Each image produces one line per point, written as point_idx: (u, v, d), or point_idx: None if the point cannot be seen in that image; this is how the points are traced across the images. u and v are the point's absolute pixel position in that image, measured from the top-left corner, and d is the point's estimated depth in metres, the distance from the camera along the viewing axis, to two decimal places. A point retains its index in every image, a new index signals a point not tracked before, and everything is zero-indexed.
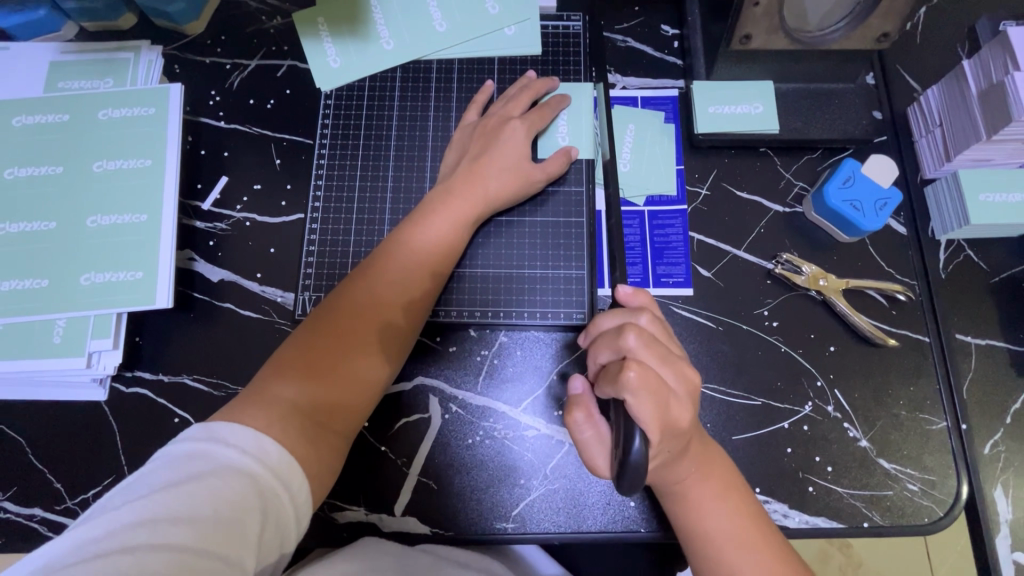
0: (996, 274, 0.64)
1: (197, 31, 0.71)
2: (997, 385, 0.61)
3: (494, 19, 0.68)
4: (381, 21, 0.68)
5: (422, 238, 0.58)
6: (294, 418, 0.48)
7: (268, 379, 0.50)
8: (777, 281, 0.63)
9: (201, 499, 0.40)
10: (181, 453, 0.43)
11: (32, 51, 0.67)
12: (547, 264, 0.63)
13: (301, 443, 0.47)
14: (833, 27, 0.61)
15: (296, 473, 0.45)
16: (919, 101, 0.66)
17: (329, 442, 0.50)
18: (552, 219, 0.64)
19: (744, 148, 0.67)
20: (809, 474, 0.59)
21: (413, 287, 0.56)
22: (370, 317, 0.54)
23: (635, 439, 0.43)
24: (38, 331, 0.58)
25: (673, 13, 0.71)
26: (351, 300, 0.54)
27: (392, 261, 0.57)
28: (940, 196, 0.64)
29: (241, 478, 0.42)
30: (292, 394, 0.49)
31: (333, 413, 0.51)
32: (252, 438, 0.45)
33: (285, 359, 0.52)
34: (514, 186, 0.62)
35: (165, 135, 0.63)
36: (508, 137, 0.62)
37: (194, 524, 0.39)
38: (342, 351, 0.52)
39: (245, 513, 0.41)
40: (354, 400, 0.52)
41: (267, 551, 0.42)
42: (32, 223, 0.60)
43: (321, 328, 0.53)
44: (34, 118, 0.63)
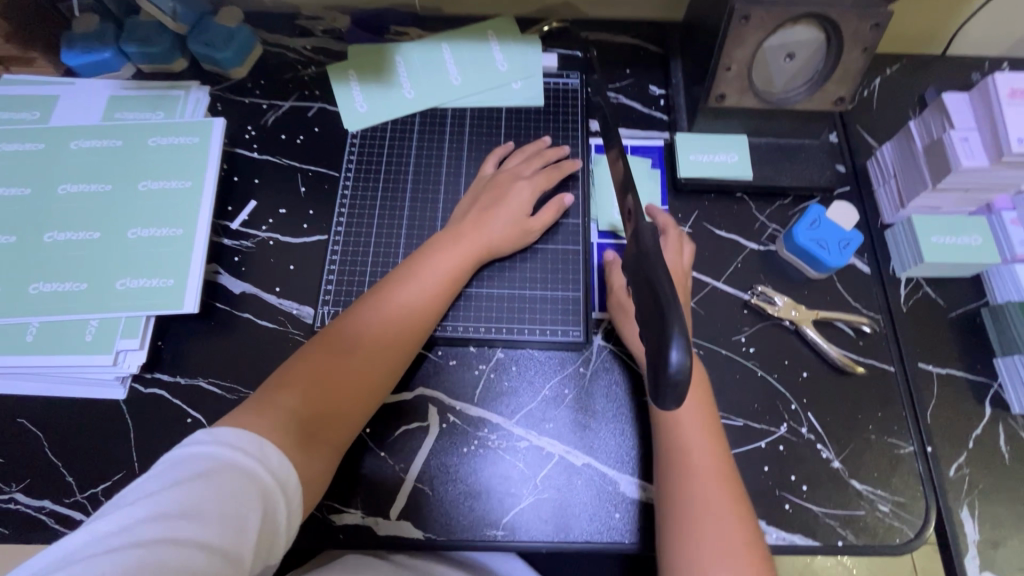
0: (953, 310, 0.70)
1: (240, 76, 0.80)
2: (959, 411, 0.66)
3: (503, 75, 0.77)
4: (404, 74, 0.77)
5: (423, 281, 0.63)
6: (291, 432, 0.51)
7: (269, 393, 0.54)
8: (753, 311, 0.69)
9: (206, 495, 0.43)
10: (186, 451, 0.46)
11: (94, 87, 0.76)
12: (547, 286, 0.69)
13: (295, 449, 0.50)
14: (796, 90, 0.70)
15: (289, 472, 0.48)
16: (876, 156, 0.75)
17: (317, 460, 0.53)
18: (553, 248, 0.71)
19: (723, 193, 0.75)
20: (785, 492, 0.62)
21: (410, 325, 0.61)
22: (368, 349, 0.58)
23: (671, 350, 0.38)
24: (72, 330, 0.63)
25: (660, 76, 0.81)
26: (357, 321, 0.59)
27: (395, 301, 0.61)
28: (899, 239, 0.71)
29: (241, 475, 0.45)
30: (292, 410, 0.53)
31: (325, 434, 0.54)
32: (250, 441, 0.47)
33: (285, 376, 0.55)
34: (512, 236, 0.68)
35: (205, 162, 0.71)
36: (514, 194, 0.69)
37: (198, 519, 0.42)
38: (338, 378, 0.56)
39: (246, 507, 0.44)
40: (344, 424, 0.56)
41: (261, 550, 0.44)
42: (78, 233, 0.67)
43: (320, 354, 0.57)
44: (91, 143, 0.71)
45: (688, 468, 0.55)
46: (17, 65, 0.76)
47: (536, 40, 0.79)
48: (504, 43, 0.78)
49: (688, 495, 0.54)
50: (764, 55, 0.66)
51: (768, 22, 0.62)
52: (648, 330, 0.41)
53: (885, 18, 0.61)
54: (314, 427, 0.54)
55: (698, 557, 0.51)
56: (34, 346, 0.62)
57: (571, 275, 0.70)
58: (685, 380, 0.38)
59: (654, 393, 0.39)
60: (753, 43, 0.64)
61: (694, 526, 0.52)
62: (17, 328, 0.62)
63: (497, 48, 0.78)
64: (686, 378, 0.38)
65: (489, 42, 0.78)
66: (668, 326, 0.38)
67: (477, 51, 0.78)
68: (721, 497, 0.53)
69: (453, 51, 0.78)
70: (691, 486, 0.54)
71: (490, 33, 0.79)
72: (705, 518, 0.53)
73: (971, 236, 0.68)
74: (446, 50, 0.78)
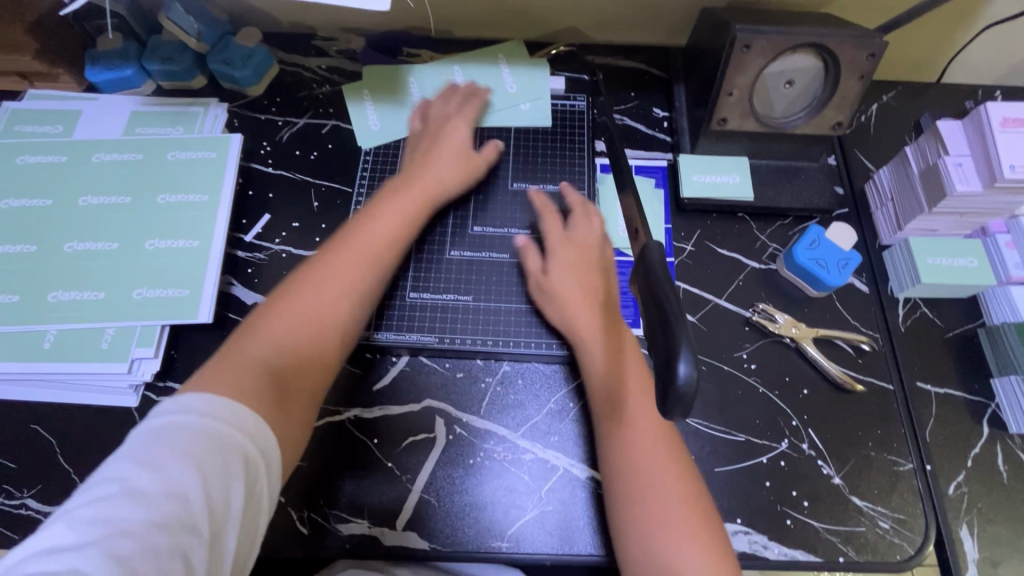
0: (950, 330, 0.71)
1: (257, 93, 0.83)
2: (957, 430, 0.67)
3: (512, 97, 0.80)
4: (418, 94, 0.80)
5: (376, 221, 0.64)
6: (265, 383, 0.50)
7: (234, 351, 0.52)
8: (755, 328, 0.71)
9: (188, 473, 0.41)
10: (163, 424, 0.44)
11: (116, 103, 0.78)
12: (506, 242, 0.72)
13: (270, 401, 0.49)
14: (795, 115, 0.72)
15: (271, 441, 0.47)
16: (873, 179, 0.77)
17: (299, 404, 0.52)
18: (503, 201, 0.75)
19: (725, 213, 0.77)
20: (786, 507, 0.63)
21: (372, 261, 0.61)
22: (332, 291, 0.58)
23: (677, 365, 0.38)
24: (88, 338, 0.64)
25: (663, 99, 0.84)
26: (316, 268, 0.59)
27: (355, 244, 0.61)
28: (896, 259, 0.73)
29: (225, 449, 0.44)
30: (261, 361, 0.52)
31: (303, 376, 0.54)
32: (223, 407, 0.46)
33: (252, 330, 0.54)
34: (462, 171, 0.71)
35: (223, 177, 0.73)
36: (452, 134, 0.73)
37: (184, 499, 0.41)
38: (307, 322, 0.55)
39: (230, 481, 0.43)
40: (322, 362, 0.56)
41: (251, 517, 0.44)
42: (97, 243, 0.69)
43: (287, 304, 0.56)
44: (113, 156, 0.74)
45: (618, 436, 0.58)
46: (42, 80, 0.78)
47: (545, 64, 0.81)
48: (514, 66, 0.81)
49: (624, 463, 0.56)
50: (765, 81, 0.69)
51: (768, 50, 0.65)
52: (654, 345, 0.42)
53: (880, 49, 0.64)
54: (291, 372, 0.53)
55: (638, 521, 0.53)
56: (51, 353, 0.63)
57: (518, 219, 0.74)
58: (693, 391, 0.38)
59: (659, 403, 0.40)
60: (754, 69, 0.67)
61: (632, 492, 0.55)
62: (35, 335, 0.64)
63: (507, 71, 0.81)
64: (693, 391, 0.38)
65: (499, 66, 0.81)
66: (675, 338, 0.40)
67: (488, 73, 0.80)
68: (658, 459, 0.56)
69: (464, 73, 0.81)
70: (626, 453, 0.56)
71: (500, 56, 0.81)
72: (641, 479, 0.55)
73: (966, 258, 0.70)
74: (458, 73, 0.81)
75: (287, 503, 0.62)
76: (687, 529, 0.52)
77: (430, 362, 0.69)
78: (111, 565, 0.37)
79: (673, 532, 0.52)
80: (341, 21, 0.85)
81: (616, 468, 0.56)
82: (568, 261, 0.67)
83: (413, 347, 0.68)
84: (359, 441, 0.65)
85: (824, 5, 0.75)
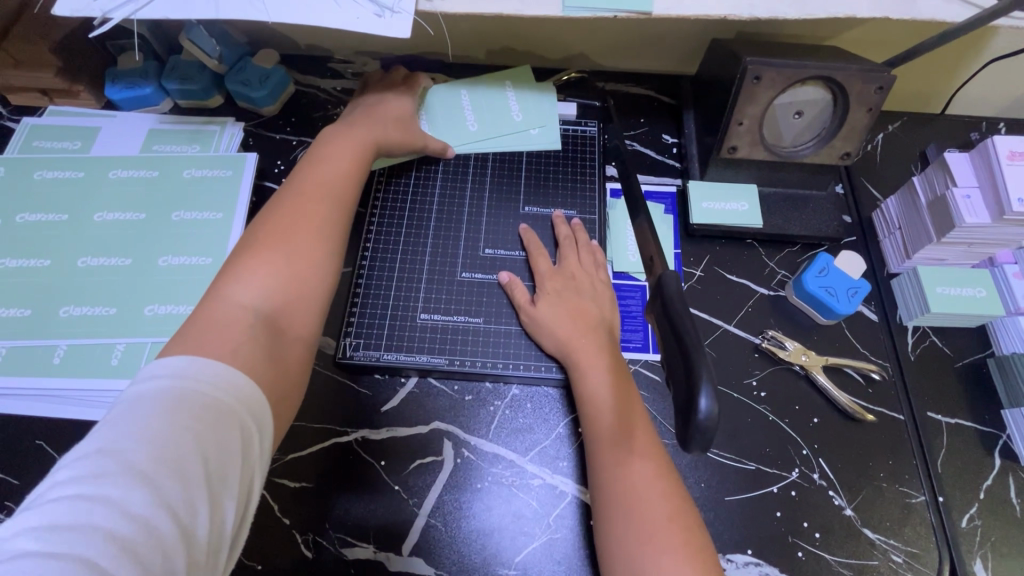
0: (960, 360, 0.71)
1: (272, 113, 0.84)
2: (969, 462, 0.66)
3: (518, 124, 0.80)
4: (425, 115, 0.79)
5: (322, 169, 0.64)
6: (249, 327, 0.49)
7: (208, 305, 0.51)
8: (764, 354, 0.71)
9: (185, 446, 0.40)
10: (153, 394, 0.42)
11: (134, 120, 0.79)
12: (464, 224, 0.75)
13: (255, 345, 0.48)
14: (804, 144, 0.73)
15: (266, 410, 0.47)
16: (881, 208, 0.78)
17: (289, 346, 0.52)
18: (449, 182, 0.77)
19: (733, 239, 0.77)
20: (798, 539, 0.62)
21: (336, 202, 0.62)
22: (303, 232, 0.57)
23: (699, 398, 0.39)
24: (98, 354, 0.64)
25: (672, 126, 0.85)
26: (281, 218, 0.58)
27: (318, 188, 0.61)
28: (905, 289, 0.73)
29: (223, 421, 0.43)
30: (241, 306, 0.51)
31: (291, 316, 0.54)
32: (207, 366, 0.44)
33: (226, 280, 0.53)
34: (399, 129, 0.73)
35: (237, 195, 0.74)
36: (387, 106, 0.74)
37: (181, 472, 0.40)
38: (284, 262, 0.55)
39: (228, 454, 0.42)
40: (310, 299, 0.55)
41: (246, 488, 0.44)
42: (111, 259, 0.69)
43: (261, 251, 0.55)
44: (129, 173, 0.75)
45: (601, 450, 0.57)
46: (62, 97, 0.80)
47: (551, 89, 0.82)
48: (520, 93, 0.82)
49: (609, 482, 0.54)
50: (774, 112, 0.70)
51: (779, 82, 0.66)
52: (674, 377, 0.42)
53: (889, 82, 0.65)
54: (276, 314, 0.53)
55: (626, 542, 0.51)
56: (61, 369, 0.63)
57: (476, 206, 0.76)
58: (712, 425, 0.39)
59: (680, 436, 0.40)
60: (764, 100, 0.68)
61: (620, 511, 0.53)
62: (45, 350, 0.64)
63: (513, 97, 0.81)
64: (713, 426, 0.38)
65: (506, 92, 0.81)
66: (694, 371, 0.40)
67: (495, 100, 0.81)
68: (645, 473, 0.54)
69: (471, 98, 0.81)
70: (608, 470, 0.55)
71: (506, 82, 0.82)
72: (630, 499, 0.53)
73: (975, 289, 0.70)
74: (465, 96, 0.80)
75: (293, 525, 0.62)
76: (677, 549, 0.49)
77: (439, 384, 0.68)
78: (114, 542, 0.36)
79: (661, 551, 0.49)
80: (356, 45, 0.86)
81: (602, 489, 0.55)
82: (554, 291, 0.67)
83: (422, 369, 0.67)
84: (366, 463, 0.64)
85: (831, 38, 0.77)
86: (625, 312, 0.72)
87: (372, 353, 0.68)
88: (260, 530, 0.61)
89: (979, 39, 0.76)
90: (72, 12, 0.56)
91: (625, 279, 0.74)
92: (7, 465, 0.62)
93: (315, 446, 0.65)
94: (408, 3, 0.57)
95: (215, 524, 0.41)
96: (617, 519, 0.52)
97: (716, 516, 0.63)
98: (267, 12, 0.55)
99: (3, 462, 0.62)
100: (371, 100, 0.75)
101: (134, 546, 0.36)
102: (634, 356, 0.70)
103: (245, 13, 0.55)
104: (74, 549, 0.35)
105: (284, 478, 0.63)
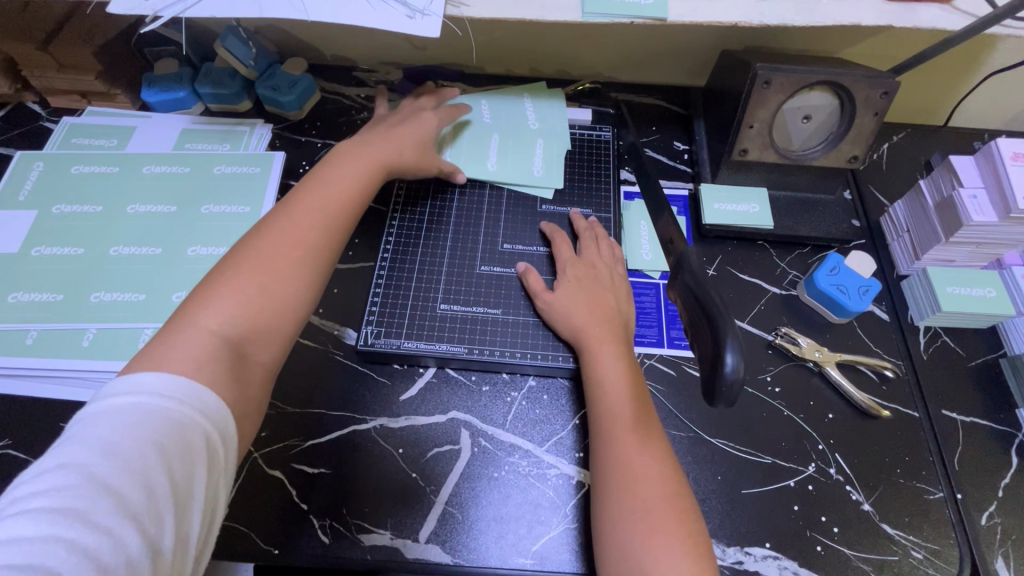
0: (973, 359, 0.72)
1: (298, 117, 0.87)
2: (986, 461, 0.66)
3: (537, 178, 0.80)
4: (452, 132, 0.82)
5: (320, 185, 0.63)
6: (215, 352, 0.49)
7: (175, 327, 0.51)
8: (778, 351, 0.71)
9: (150, 461, 0.41)
10: (120, 409, 0.43)
11: (167, 122, 0.83)
12: (482, 221, 0.77)
13: (222, 375, 0.48)
14: (813, 148, 0.75)
15: (231, 425, 0.47)
16: (889, 213, 0.80)
17: (251, 371, 0.52)
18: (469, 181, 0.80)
19: (745, 240, 0.79)
20: (815, 533, 0.62)
21: (326, 227, 0.60)
22: (282, 260, 0.56)
23: (727, 356, 0.45)
24: (126, 337, 0.66)
25: (684, 133, 0.88)
26: (265, 238, 0.57)
27: (307, 207, 0.60)
28: (915, 289, 0.74)
29: (187, 437, 0.44)
30: (208, 331, 0.50)
31: (258, 343, 0.53)
32: (175, 384, 0.45)
33: (199, 300, 0.52)
34: (413, 152, 0.73)
35: (264, 190, 0.77)
36: (415, 122, 0.75)
37: (146, 486, 0.41)
38: (260, 289, 0.54)
39: (191, 468, 0.43)
40: (278, 329, 0.55)
41: (210, 504, 0.45)
42: (141, 248, 0.72)
43: (238, 274, 0.54)
44: (161, 168, 0.78)
45: (614, 433, 0.57)
46: (99, 99, 0.84)
47: (559, 96, 0.86)
48: (549, 151, 0.82)
49: (614, 467, 0.54)
50: (784, 116, 0.73)
51: (787, 86, 0.69)
52: (701, 345, 0.49)
53: (893, 87, 0.67)
54: (244, 340, 0.52)
55: (619, 520, 0.51)
56: (90, 351, 0.65)
57: (495, 203, 0.79)
58: (738, 381, 0.45)
59: (709, 391, 0.46)
60: (774, 104, 0.70)
61: (614, 487, 0.53)
62: (74, 334, 0.66)
63: (531, 108, 0.85)
64: (738, 382, 0.45)
65: (525, 112, 0.84)
66: (723, 335, 0.46)
67: (515, 118, 0.84)
68: (651, 460, 0.54)
69: (491, 115, 0.84)
70: (619, 448, 0.55)
71: (540, 137, 0.83)
72: (629, 477, 0.53)
73: (984, 288, 0.71)
74: (486, 112, 0.84)
75: (310, 510, 0.62)
76: (672, 531, 0.49)
77: (458, 373, 0.69)
78: (79, 552, 0.37)
79: (653, 532, 0.49)
80: (380, 55, 0.90)
81: (601, 470, 0.55)
82: (575, 279, 0.69)
83: (442, 358, 0.68)
84: (383, 449, 0.65)
85: (835, 51, 0.80)
86: (640, 309, 0.73)
87: (393, 341, 0.69)
88: (277, 514, 0.61)
89: (979, 51, 0.79)
90: (124, 10, 0.59)
91: (639, 276, 0.75)
92: (30, 444, 0.62)
93: (334, 433, 0.66)
94: (438, 7, 0.61)
95: (180, 537, 0.42)
96: (617, 504, 0.52)
97: (733, 509, 0.63)
98: (305, 12, 0.59)
99: (24, 439, 0.62)
100: (402, 114, 0.76)
101: (100, 556, 0.37)
102: (648, 351, 0.71)
103: (284, 12, 0.59)
104: (38, 559, 0.36)
105: (303, 463, 0.64)
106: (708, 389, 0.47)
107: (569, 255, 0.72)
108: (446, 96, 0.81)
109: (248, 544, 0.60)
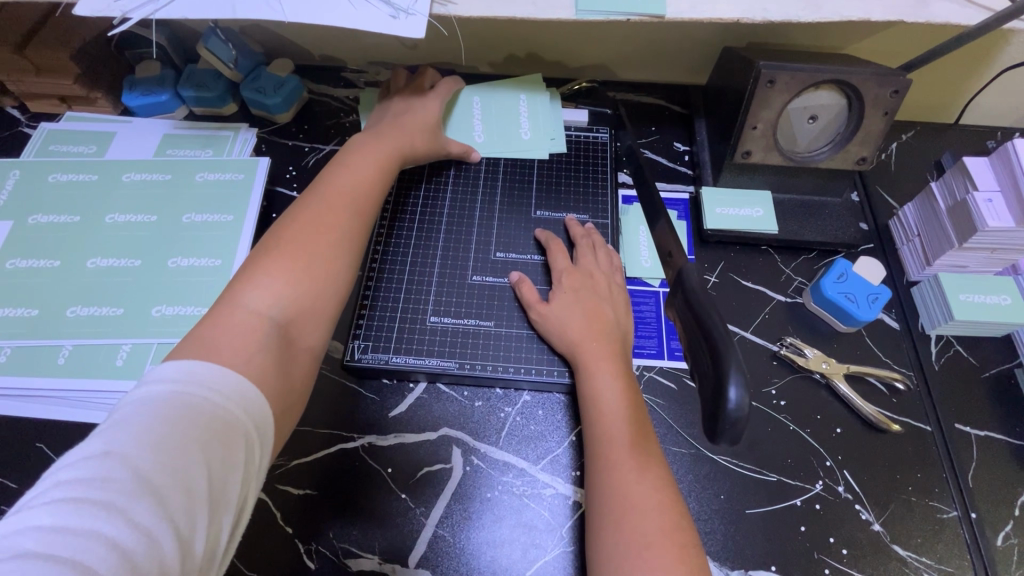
0: (986, 369, 0.69)
1: (285, 120, 0.84)
2: (1002, 477, 0.63)
3: (526, 141, 0.80)
4: (464, 121, 0.79)
5: (347, 176, 0.62)
6: (262, 337, 0.48)
7: (221, 309, 0.49)
8: (783, 362, 0.68)
9: (192, 456, 0.39)
10: (164, 399, 0.40)
11: (149, 128, 0.80)
12: (482, 224, 0.75)
13: (270, 362, 0.47)
14: (820, 149, 0.72)
15: (269, 426, 0.45)
16: (898, 216, 0.76)
17: (298, 358, 0.50)
18: (461, 187, 0.77)
19: (748, 246, 0.76)
20: (823, 555, 0.59)
21: (358, 214, 0.59)
22: (319, 245, 0.54)
23: (728, 391, 0.42)
24: (104, 354, 0.63)
25: (684, 134, 0.85)
26: (302, 221, 0.56)
27: (339, 196, 0.59)
28: (926, 296, 0.71)
29: (229, 435, 0.41)
30: (257, 314, 0.49)
31: (302, 328, 0.52)
32: (219, 375, 0.43)
33: (243, 284, 0.51)
34: (428, 142, 0.72)
35: (248, 198, 0.74)
36: (423, 107, 0.73)
37: (186, 483, 0.38)
38: (303, 270, 0.53)
39: (229, 469, 0.40)
40: (322, 310, 0.53)
41: (241, 506, 0.42)
42: (121, 260, 0.69)
43: (279, 256, 0.53)
44: (142, 176, 0.75)
45: (615, 455, 0.54)
46: (79, 104, 0.81)
47: (556, 96, 0.83)
48: (532, 108, 0.82)
49: (611, 490, 0.52)
50: (788, 116, 0.69)
51: (792, 86, 0.66)
52: (703, 373, 0.46)
53: (904, 86, 0.64)
54: (289, 324, 0.51)
55: (612, 553, 0.49)
56: (66, 369, 0.62)
57: (490, 207, 0.76)
58: (741, 416, 0.42)
59: (711, 427, 0.43)
60: (778, 104, 0.67)
61: (611, 517, 0.50)
62: (51, 350, 0.63)
63: (524, 101, 0.82)
64: (741, 417, 0.42)
65: (518, 106, 0.81)
66: (724, 362, 0.43)
67: (507, 112, 0.81)
68: (649, 486, 0.51)
69: (482, 108, 0.80)
70: (619, 472, 0.53)
71: (518, 91, 0.82)
72: (629, 505, 0.50)
73: (1000, 296, 0.68)
74: (476, 104, 0.80)
75: (295, 535, 0.59)
76: (671, 566, 0.46)
77: (449, 388, 0.67)
78: (116, 551, 0.34)
79: (652, 566, 0.46)
80: (369, 54, 0.87)
81: (601, 491, 0.52)
82: (573, 289, 0.66)
83: (432, 373, 0.66)
84: (372, 469, 0.62)
85: (842, 48, 0.77)
86: (640, 319, 0.70)
87: (381, 356, 0.66)
88: (262, 538, 0.59)
89: (993, 46, 0.75)
90: (92, 12, 0.57)
91: (638, 284, 0.73)
92: (7, 467, 0.60)
93: (319, 453, 0.63)
94: (423, 5, 0.58)
95: (210, 541, 0.39)
96: (613, 533, 0.49)
97: (737, 529, 0.60)
98: (283, 12, 0.56)
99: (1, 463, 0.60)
100: (406, 101, 0.74)
101: (136, 557, 0.35)
102: (647, 363, 0.68)
103: (261, 14, 0.56)
104: (75, 554, 0.33)
105: (288, 484, 0.61)
106: (710, 424, 0.44)
107: (568, 262, 0.69)
108: (428, 76, 0.78)
109: (232, 569, 0.58)
